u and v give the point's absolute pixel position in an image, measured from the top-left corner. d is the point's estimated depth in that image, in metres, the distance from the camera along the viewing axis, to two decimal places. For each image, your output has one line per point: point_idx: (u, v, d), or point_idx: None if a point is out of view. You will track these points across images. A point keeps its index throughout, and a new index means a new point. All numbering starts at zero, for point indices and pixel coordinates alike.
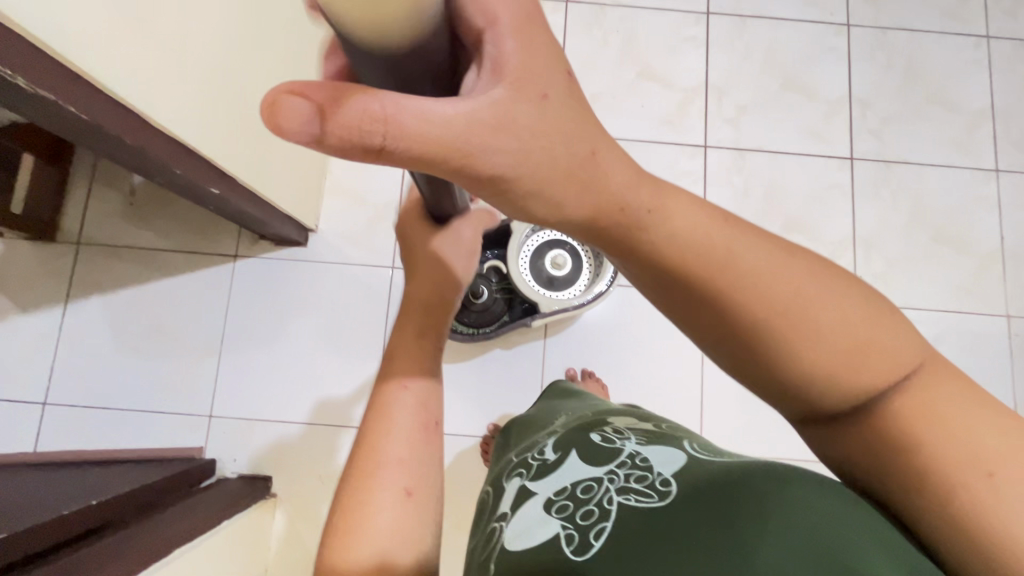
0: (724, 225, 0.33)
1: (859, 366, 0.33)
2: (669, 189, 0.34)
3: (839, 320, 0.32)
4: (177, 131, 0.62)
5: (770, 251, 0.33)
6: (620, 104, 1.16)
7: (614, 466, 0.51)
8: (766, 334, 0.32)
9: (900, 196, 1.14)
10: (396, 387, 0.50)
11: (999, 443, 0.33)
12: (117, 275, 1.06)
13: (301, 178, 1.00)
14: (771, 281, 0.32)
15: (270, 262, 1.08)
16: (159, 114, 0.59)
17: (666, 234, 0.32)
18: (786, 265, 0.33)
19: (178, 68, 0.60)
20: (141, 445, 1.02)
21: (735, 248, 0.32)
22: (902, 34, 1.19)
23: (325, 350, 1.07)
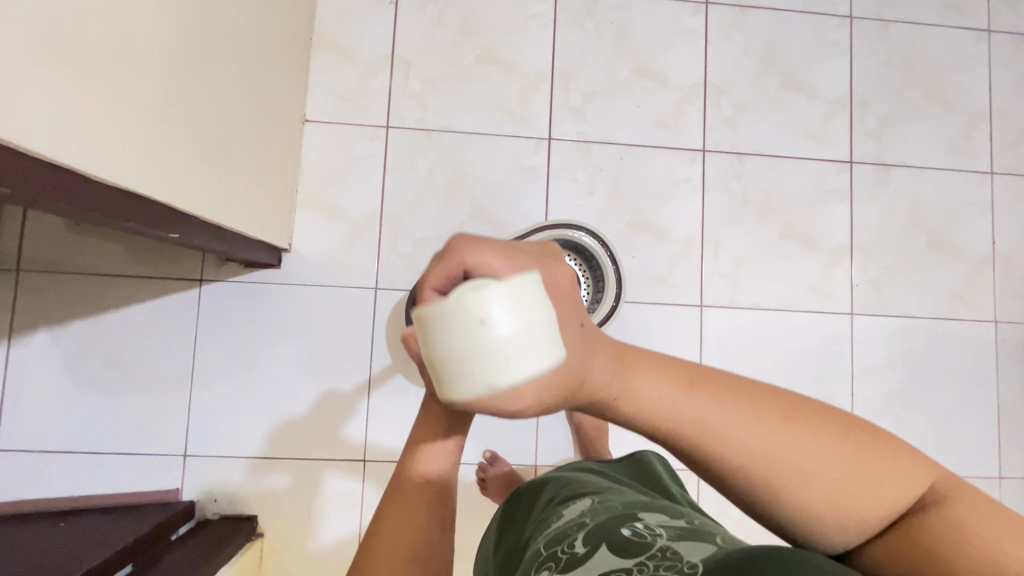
0: (693, 389, 0.36)
1: (829, 489, 0.38)
2: (640, 357, 0.36)
3: (802, 458, 0.38)
4: (124, 180, 0.53)
5: (736, 402, 0.37)
6: (615, 105, 1.08)
7: (645, 558, 0.50)
8: (743, 476, 0.38)
9: (898, 201, 1.11)
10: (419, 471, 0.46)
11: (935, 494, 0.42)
12: (67, 305, 0.96)
13: (271, 199, 0.91)
14: (742, 433, 0.37)
15: (240, 286, 0.99)
16: (99, 167, 0.50)
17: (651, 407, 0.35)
18: (755, 414, 0.37)
19: (113, 107, 0.51)
20: (110, 490, 0.95)
21: (712, 411, 0.36)
22: (905, 27, 1.13)
23: (307, 379, 1.00)
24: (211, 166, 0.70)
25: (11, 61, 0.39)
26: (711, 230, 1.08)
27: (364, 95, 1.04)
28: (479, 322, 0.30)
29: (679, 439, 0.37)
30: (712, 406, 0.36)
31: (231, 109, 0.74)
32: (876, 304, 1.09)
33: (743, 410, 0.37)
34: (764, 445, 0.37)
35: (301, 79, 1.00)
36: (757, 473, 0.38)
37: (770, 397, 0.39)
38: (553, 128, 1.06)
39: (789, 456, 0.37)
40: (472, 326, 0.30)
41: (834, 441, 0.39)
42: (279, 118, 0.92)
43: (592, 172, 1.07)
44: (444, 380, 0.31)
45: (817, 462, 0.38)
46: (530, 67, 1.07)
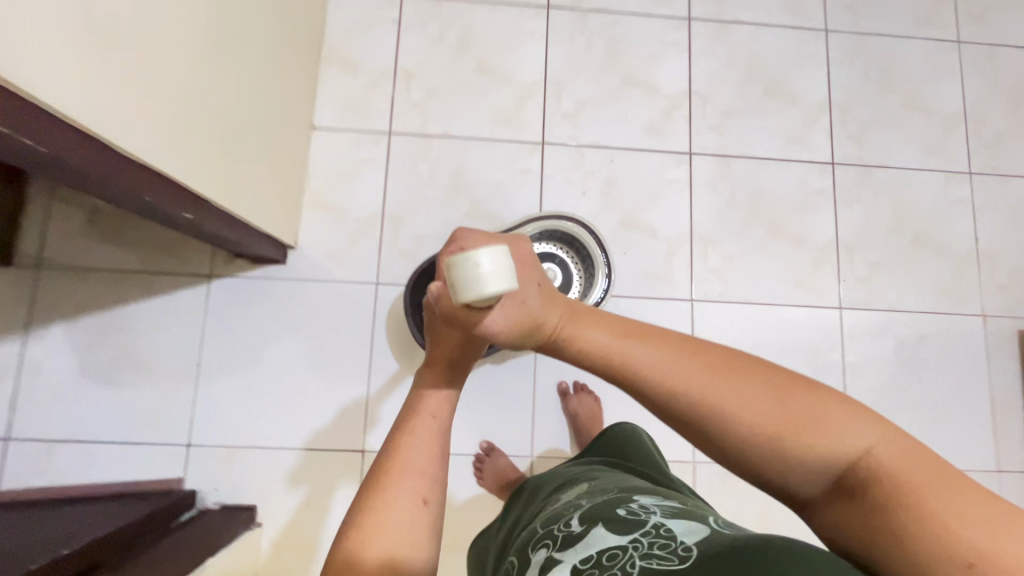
0: (629, 336, 0.43)
1: (786, 444, 0.39)
2: (588, 312, 0.44)
3: (749, 408, 0.40)
4: (146, 156, 0.58)
5: (678, 352, 0.42)
6: (605, 112, 1.14)
7: (639, 535, 0.52)
8: (687, 421, 0.41)
9: (880, 200, 1.16)
10: (424, 412, 0.52)
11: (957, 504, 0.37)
12: (82, 300, 1.00)
13: (279, 196, 0.96)
14: (684, 377, 0.41)
15: (247, 282, 1.04)
16: (125, 140, 0.55)
17: (597, 351, 0.43)
18: (699, 364, 0.41)
19: (138, 87, 0.56)
20: (114, 480, 0.97)
21: (644, 355, 0.42)
22: (879, 39, 1.20)
23: (309, 372, 1.03)
24: (226, 156, 0.76)
25: (56, 39, 0.45)
26: (700, 228, 1.12)
27: (369, 104, 1.11)
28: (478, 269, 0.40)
29: (631, 384, 0.42)
30: (653, 355, 0.42)
31: (245, 106, 0.81)
32: (864, 298, 1.12)
33: (688, 359, 0.42)
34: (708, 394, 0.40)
35: (310, 91, 1.07)
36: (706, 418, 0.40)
37: (714, 350, 0.42)
38: (546, 133, 1.12)
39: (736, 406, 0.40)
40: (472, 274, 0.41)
41: (792, 402, 0.40)
42: (288, 122, 0.98)
43: (584, 173, 1.12)
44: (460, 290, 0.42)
45: (764, 412, 0.40)
46: (524, 78, 1.14)
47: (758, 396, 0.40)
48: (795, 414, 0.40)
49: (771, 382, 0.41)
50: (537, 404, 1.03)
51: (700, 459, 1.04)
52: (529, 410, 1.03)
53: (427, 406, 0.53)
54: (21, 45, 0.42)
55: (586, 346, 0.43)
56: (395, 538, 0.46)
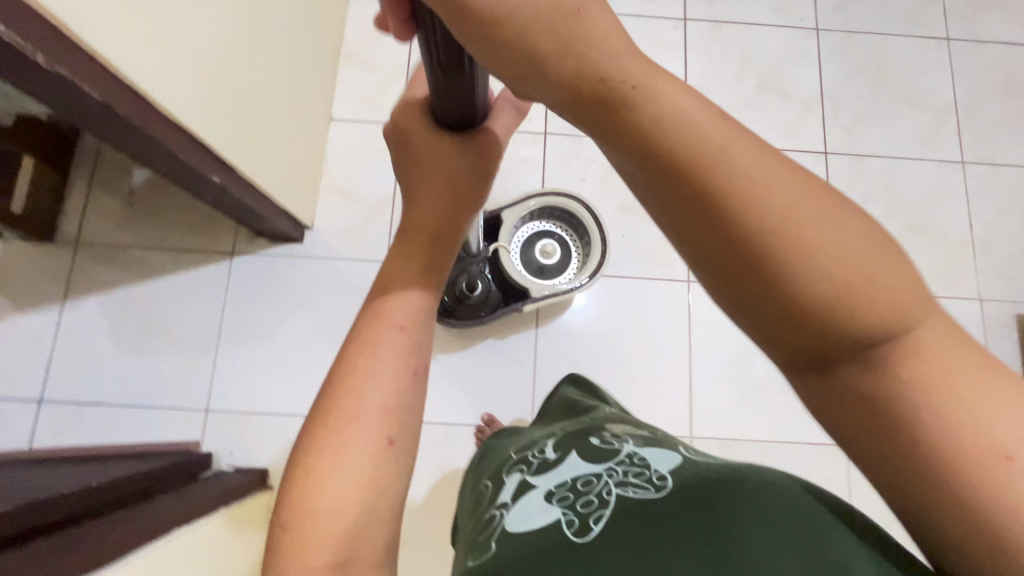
0: (730, 129, 0.30)
1: (870, 297, 0.30)
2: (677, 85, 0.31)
3: (819, 227, 0.30)
4: (180, 114, 0.65)
5: (775, 162, 0.31)
6: None
7: (614, 463, 0.54)
8: (760, 242, 0.29)
9: (873, 187, 1.19)
10: (391, 321, 0.48)
11: (1008, 420, 0.32)
12: (115, 273, 1.08)
13: (298, 177, 1.04)
14: (760, 176, 0.30)
15: (266, 258, 1.10)
16: (163, 97, 0.62)
17: (663, 123, 0.30)
18: (795, 180, 0.30)
19: (183, 54, 0.63)
20: (136, 441, 1.02)
21: (743, 157, 0.30)
22: (869, 37, 1.26)
23: (321, 345, 1.09)
24: (254, 131, 0.84)
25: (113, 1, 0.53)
26: None
27: (383, 98, 1.19)
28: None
29: (675, 168, 0.30)
30: (731, 146, 0.30)
31: (273, 89, 0.89)
32: None
33: (767, 160, 0.30)
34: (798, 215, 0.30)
35: (329, 85, 1.16)
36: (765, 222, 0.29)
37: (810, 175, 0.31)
38: (549, 124, 1.19)
39: (827, 237, 0.29)
40: None
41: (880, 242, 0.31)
42: (310, 110, 1.07)
43: (584, 161, 1.18)
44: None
45: (837, 232, 0.30)
46: None
47: (836, 221, 0.30)
48: (881, 251, 0.30)
49: (851, 215, 0.31)
50: (537, 378, 1.07)
51: (697, 434, 1.06)
52: (529, 383, 1.07)
53: (395, 313, 0.48)
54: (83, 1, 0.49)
55: (649, 107, 0.30)
56: (358, 466, 0.44)
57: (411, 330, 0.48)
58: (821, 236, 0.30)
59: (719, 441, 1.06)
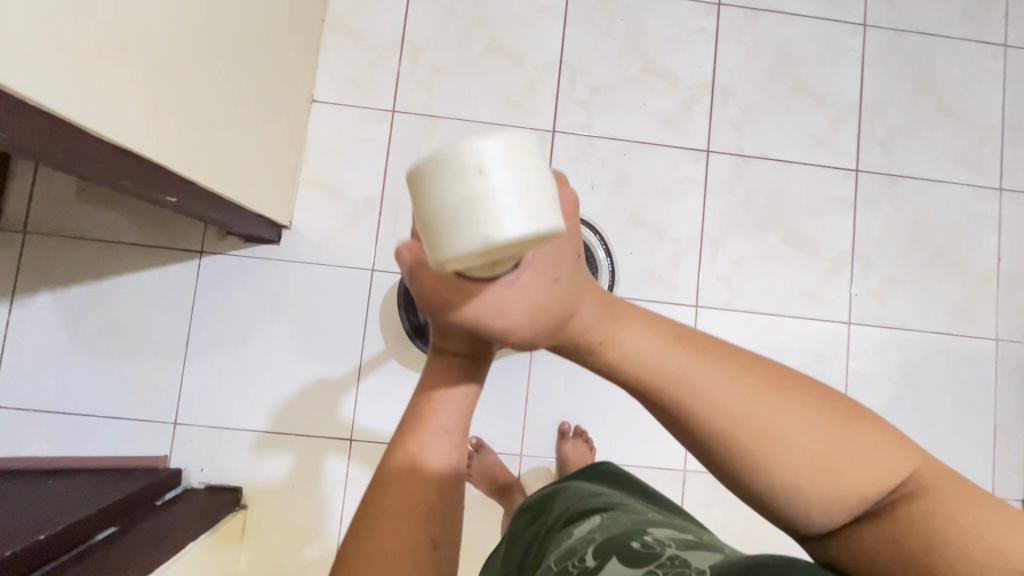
0: (679, 347, 0.38)
1: (825, 476, 0.37)
2: (628, 311, 0.38)
3: (778, 425, 0.37)
4: (124, 138, 0.54)
5: (726, 370, 0.38)
6: (621, 100, 1.08)
7: (654, 567, 0.47)
8: (725, 447, 0.37)
9: (902, 211, 1.10)
10: (434, 426, 0.43)
11: (966, 512, 0.39)
12: (69, 270, 0.98)
13: (274, 175, 0.92)
14: (721, 392, 0.37)
15: (239, 260, 1.00)
16: (97, 122, 0.50)
17: (632, 357, 0.37)
18: (741, 389, 0.37)
19: (117, 63, 0.51)
20: (100, 453, 0.96)
21: (697, 373, 0.37)
22: (919, 37, 1.13)
23: (299, 356, 1.01)
24: (218, 137, 0.72)
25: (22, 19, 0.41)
26: (710, 231, 1.07)
27: (373, 78, 1.05)
28: (478, 170, 0.27)
29: (658, 395, 0.38)
30: (691, 365, 0.37)
31: (241, 82, 0.76)
32: (875, 314, 1.08)
33: (715, 369, 0.38)
34: (753, 421, 0.37)
35: (312, 61, 1.02)
36: (736, 436, 0.37)
37: (755, 366, 0.39)
38: (558, 121, 1.07)
39: (784, 433, 0.37)
40: (469, 172, 0.27)
41: (831, 419, 0.38)
42: (288, 97, 0.93)
43: (594, 166, 1.07)
44: (430, 237, 0.29)
45: (791, 426, 0.37)
46: (538, 59, 1.07)
47: (792, 420, 0.37)
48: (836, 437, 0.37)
49: (802, 403, 0.38)
50: (530, 403, 1.01)
51: (691, 468, 1.02)
52: (521, 408, 1.01)
53: (439, 417, 0.43)
54: None
55: (609, 338, 0.37)
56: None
57: (458, 439, 0.44)
58: (782, 438, 0.37)
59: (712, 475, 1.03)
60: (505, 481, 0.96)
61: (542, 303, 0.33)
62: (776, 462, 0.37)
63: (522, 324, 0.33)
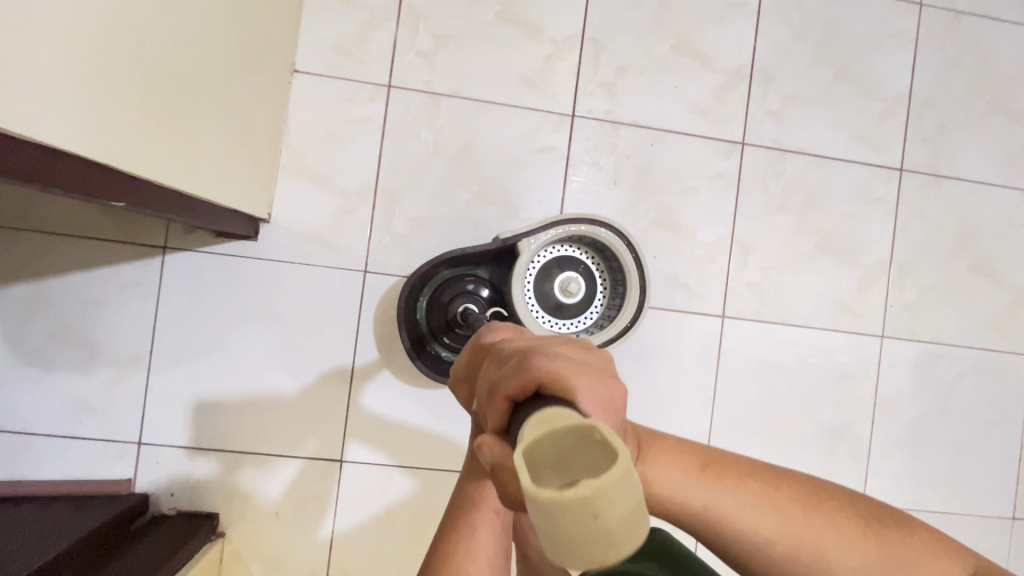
0: (705, 477, 0.42)
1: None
2: (656, 449, 0.42)
3: (813, 546, 0.41)
4: (51, 136, 0.40)
5: (754, 495, 0.41)
6: (649, 83, 0.95)
7: None
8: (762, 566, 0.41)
9: (946, 217, 1.02)
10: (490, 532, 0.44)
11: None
12: (5, 267, 0.83)
13: (248, 163, 0.78)
14: (752, 518, 0.40)
15: (211, 258, 0.87)
16: (14, 119, 0.37)
17: (668, 493, 0.41)
18: (771, 515, 0.41)
19: (32, 32, 0.37)
20: (54, 475, 0.85)
21: (728, 501, 0.41)
22: (978, 22, 1.01)
23: (283, 368, 0.90)
24: (178, 128, 0.58)
25: None
26: (741, 235, 0.98)
27: (365, 47, 0.90)
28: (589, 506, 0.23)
29: (697, 524, 0.42)
30: (723, 493, 0.41)
31: (206, 55, 0.62)
32: (909, 326, 1.01)
33: (744, 496, 0.41)
34: (786, 543, 0.40)
35: (292, 23, 0.86)
36: (775, 556, 0.41)
37: (777, 484, 0.42)
38: (578, 104, 0.94)
39: (814, 550, 0.40)
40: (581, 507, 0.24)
41: (854, 526, 0.41)
42: (264, 69, 0.79)
43: (617, 158, 0.95)
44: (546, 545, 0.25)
45: (817, 543, 0.41)
46: (557, 31, 0.93)
47: (818, 536, 0.41)
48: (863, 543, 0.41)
49: (826, 519, 0.41)
50: None
51: None
52: None
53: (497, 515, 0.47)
54: None
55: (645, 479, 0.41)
56: None
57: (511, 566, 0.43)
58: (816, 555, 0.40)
59: None
60: None
61: None
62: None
63: None
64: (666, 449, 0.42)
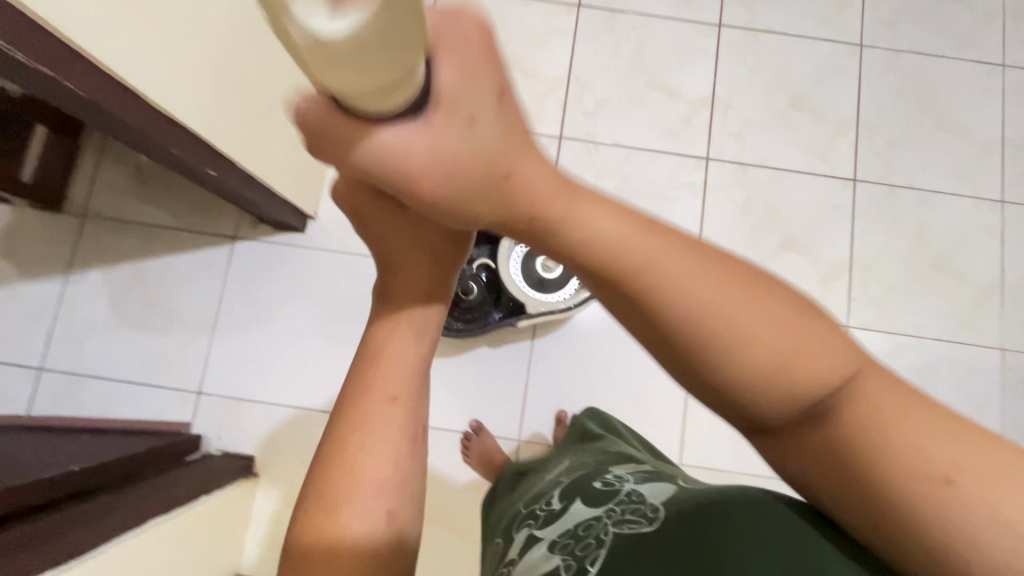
0: (650, 233, 0.33)
1: (801, 377, 0.32)
2: (593, 195, 0.33)
3: (755, 325, 0.32)
4: (171, 105, 0.62)
5: (705, 263, 0.33)
6: (625, 111, 1.16)
7: (613, 504, 0.53)
8: (688, 342, 0.32)
9: (901, 221, 1.13)
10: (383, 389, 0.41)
11: (971, 460, 0.32)
12: (119, 250, 1.09)
13: (304, 168, 1.01)
14: (694, 280, 0.32)
15: (268, 246, 1.10)
16: (150, 88, 0.58)
17: (590, 234, 0.32)
18: (719, 281, 0.32)
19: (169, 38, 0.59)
20: (131, 417, 1.05)
21: (669, 261, 0.32)
22: (916, 58, 1.18)
23: (316, 336, 1.09)
24: (257, 127, 0.82)
25: (114, 5, 0.51)
26: (709, 234, 1.12)
27: None
28: None
29: (619, 282, 0.33)
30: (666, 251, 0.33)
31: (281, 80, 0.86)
32: (875, 318, 1.10)
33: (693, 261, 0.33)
34: (723, 314, 0.32)
35: None
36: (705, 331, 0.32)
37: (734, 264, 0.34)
38: (565, 128, 1.15)
39: (757, 330, 0.32)
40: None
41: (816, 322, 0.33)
42: None
43: (598, 171, 1.14)
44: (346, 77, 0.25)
45: (763, 324, 0.32)
46: (549, 73, 1.17)
47: (766, 320, 0.32)
48: (792, 334, 0.32)
49: (782, 306, 0.33)
50: (529, 392, 1.05)
51: (686, 462, 1.04)
52: (520, 396, 1.05)
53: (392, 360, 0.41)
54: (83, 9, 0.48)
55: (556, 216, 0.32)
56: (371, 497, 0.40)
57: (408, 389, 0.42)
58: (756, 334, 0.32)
59: (707, 470, 1.03)
60: (501, 465, 0.97)
61: (454, 152, 0.28)
62: (749, 360, 0.31)
63: (429, 176, 0.28)
64: (609, 201, 0.34)
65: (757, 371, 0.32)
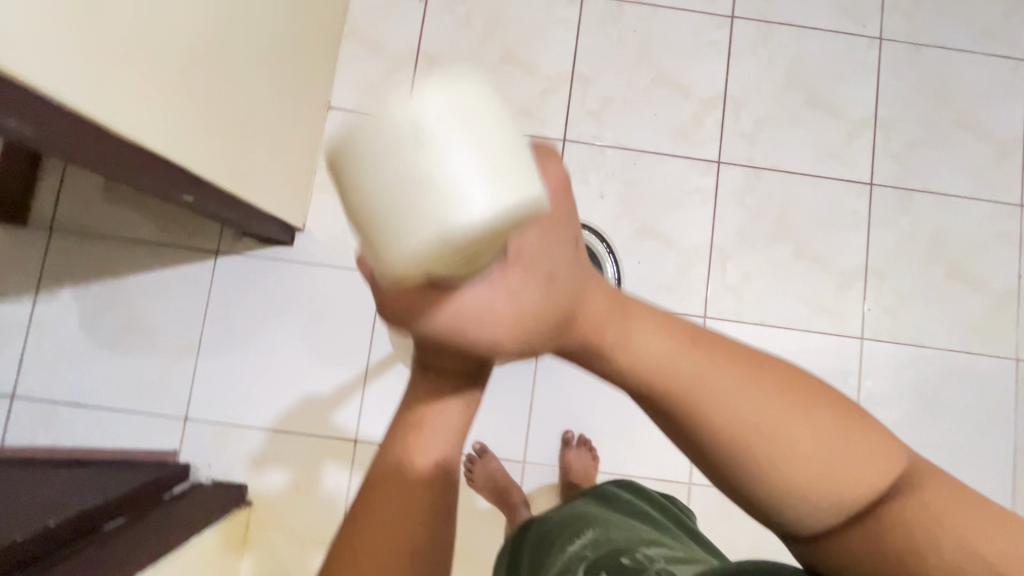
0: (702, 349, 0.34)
1: (856, 483, 0.33)
2: (645, 314, 0.34)
3: (815, 441, 0.33)
4: (140, 134, 0.55)
5: (761, 379, 0.34)
6: (632, 111, 1.09)
7: None
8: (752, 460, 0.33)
9: (918, 227, 1.08)
10: (423, 461, 0.41)
11: (1005, 541, 0.33)
12: (91, 266, 1.01)
13: (288, 179, 0.94)
14: (754, 401, 0.33)
15: (253, 261, 1.03)
16: (112, 118, 0.51)
17: (649, 357, 0.33)
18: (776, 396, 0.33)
19: (129, 59, 0.52)
20: (114, 445, 0.99)
21: (727, 381, 0.33)
22: (937, 52, 1.12)
23: (309, 356, 1.03)
24: (235, 141, 0.74)
25: (61, 27, 0.43)
26: (720, 243, 1.07)
27: (388, 87, 1.08)
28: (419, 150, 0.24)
29: (682, 406, 0.33)
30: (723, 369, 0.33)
31: (259, 86, 0.78)
32: (889, 329, 1.06)
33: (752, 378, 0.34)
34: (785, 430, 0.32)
35: (329, 68, 1.04)
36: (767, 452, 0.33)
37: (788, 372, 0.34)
38: (569, 130, 1.08)
39: (816, 447, 0.33)
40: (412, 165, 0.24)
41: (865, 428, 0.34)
42: (304, 104, 0.96)
43: (603, 176, 1.07)
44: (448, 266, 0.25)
45: (821, 441, 0.33)
46: (551, 69, 1.09)
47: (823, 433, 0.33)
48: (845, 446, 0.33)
49: (832, 412, 0.34)
50: (534, 412, 1.01)
51: (696, 481, 1.01)
52: (525, 416, 1.01)
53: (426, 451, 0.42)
54: (29, 39, 0.41)
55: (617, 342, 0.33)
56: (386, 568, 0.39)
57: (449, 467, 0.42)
58: (812, 451, 0.33)
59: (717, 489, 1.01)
60: (507, 491, 0.95)
61: (529, 304, 0.27)
62: (809, 476, 0.32)
63: (511, 335, 0.27)
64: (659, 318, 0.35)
65: (813, 484, 0.33)
